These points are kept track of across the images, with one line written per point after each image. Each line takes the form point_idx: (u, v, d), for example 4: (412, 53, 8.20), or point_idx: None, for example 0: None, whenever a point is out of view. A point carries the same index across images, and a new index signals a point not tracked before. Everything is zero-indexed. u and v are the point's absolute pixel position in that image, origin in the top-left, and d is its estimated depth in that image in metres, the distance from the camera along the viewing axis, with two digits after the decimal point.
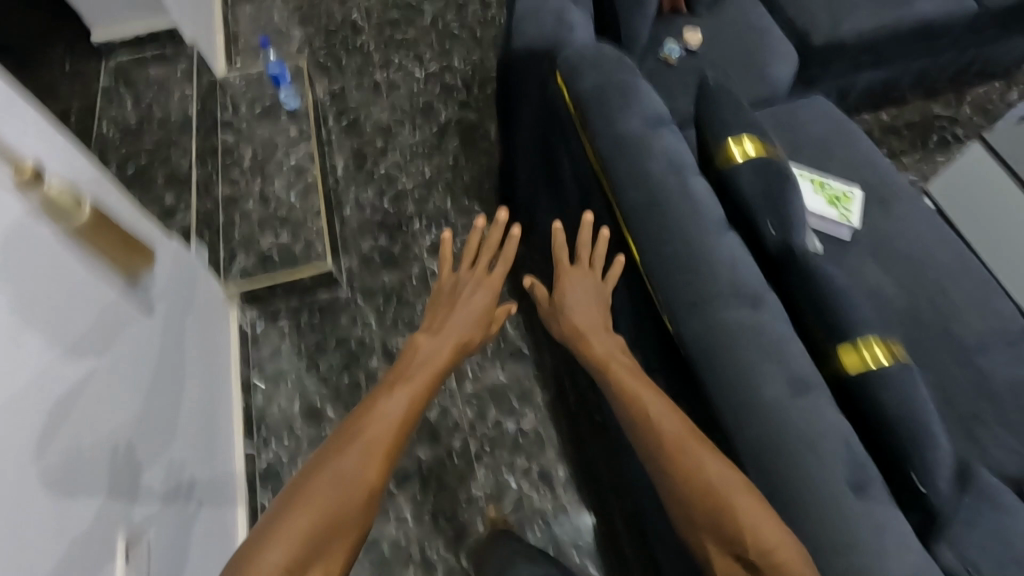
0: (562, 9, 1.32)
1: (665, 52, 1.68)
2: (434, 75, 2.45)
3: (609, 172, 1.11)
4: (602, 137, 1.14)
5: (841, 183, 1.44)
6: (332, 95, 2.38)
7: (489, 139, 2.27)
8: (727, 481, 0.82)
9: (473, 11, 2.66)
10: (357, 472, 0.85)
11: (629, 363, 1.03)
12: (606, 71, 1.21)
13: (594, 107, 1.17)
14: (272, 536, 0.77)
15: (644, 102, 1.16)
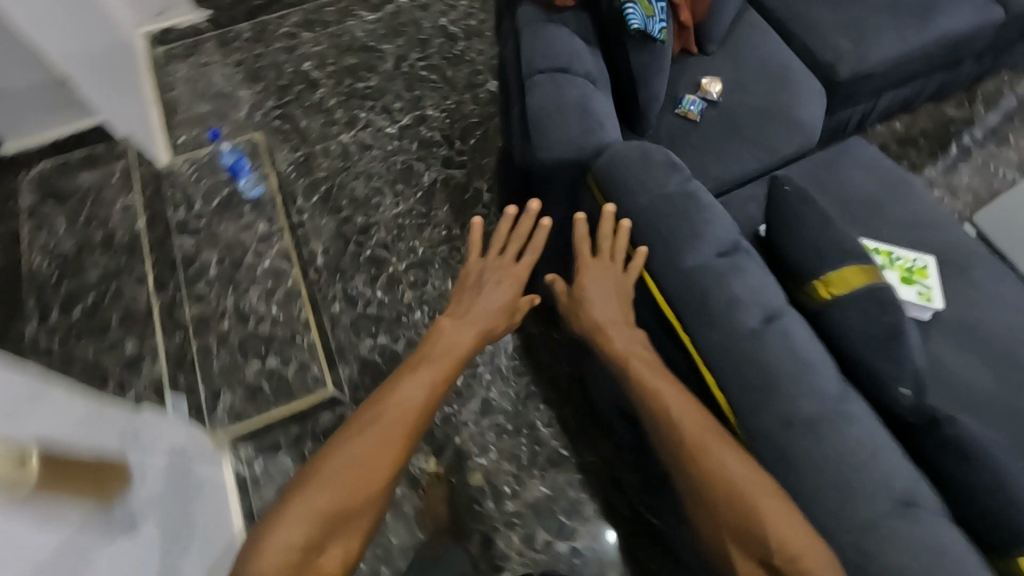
0: (587, 93, 1.11)
1: (684, 107, 1.47)
2: (407, 128, 2.19)
3: (681, 315, 0.94)
4: (665, 271, 0.96)
5: (909, 251, 1.29)
6: (296, 165, 2.08)
7: (482, 199, 2.03)
8: (750, 479, 0.80)
9: (440, 46, 2.39)
10: (370, 450, 0.90)
11: (649, 358, 0.93)
12: (653, 178, 1.02)
13: (653, 242, 0.97)
14: (272, 530, 0.80)
15: (707, 218, 0.98)
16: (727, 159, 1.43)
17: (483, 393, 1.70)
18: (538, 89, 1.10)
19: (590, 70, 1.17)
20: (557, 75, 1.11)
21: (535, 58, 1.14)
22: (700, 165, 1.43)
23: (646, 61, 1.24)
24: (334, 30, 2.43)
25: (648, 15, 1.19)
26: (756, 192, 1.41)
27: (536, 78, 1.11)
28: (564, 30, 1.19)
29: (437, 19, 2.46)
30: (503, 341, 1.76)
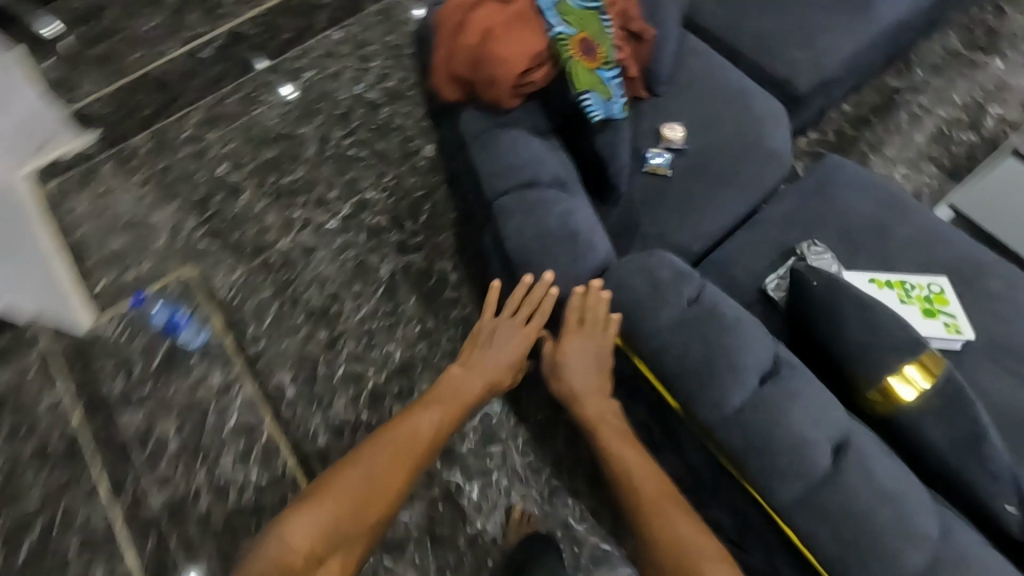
0: (566, 207, 1.00)
1: (652, 163, 1.35)
2: (350, 218, 2.01)
3: (748, 469, 0.83)
4: (718, 421, 0.84)
5: (921, 276, 1.21)
6: (239, 288, 1.88)
7: (449, 281, 1.88)
8: (676, 523, 1.00)
9: (363, 117, 2.20)
10: (388, 466, 1.18)
11: (619, 425, 1.14)
12: (666, 305, 0.90)
13: (691, 386, 0.85)
14: (304, 509, 1.09)
15: (740, 342, 0.87)
16: (711, 212, 1.33)
17: (504, 500, 1.58)
18: (510, 217, 0.99)
19: (558, 172, 1.04)
20: (528, 195, 1.00)
21: (497, 177, 1.02)
22: (687, 224, 1.31)
23: (608, 143, 1.14)
24: (242, 122, 2.17)
25: (606, 100, 1.05)
26: (752, 240, 1.30)
27: (504, 202, 1.00)
28: (520, 132, 1.05)
29: (352, 86, 2.25)
30: (511, 437, 1.63)
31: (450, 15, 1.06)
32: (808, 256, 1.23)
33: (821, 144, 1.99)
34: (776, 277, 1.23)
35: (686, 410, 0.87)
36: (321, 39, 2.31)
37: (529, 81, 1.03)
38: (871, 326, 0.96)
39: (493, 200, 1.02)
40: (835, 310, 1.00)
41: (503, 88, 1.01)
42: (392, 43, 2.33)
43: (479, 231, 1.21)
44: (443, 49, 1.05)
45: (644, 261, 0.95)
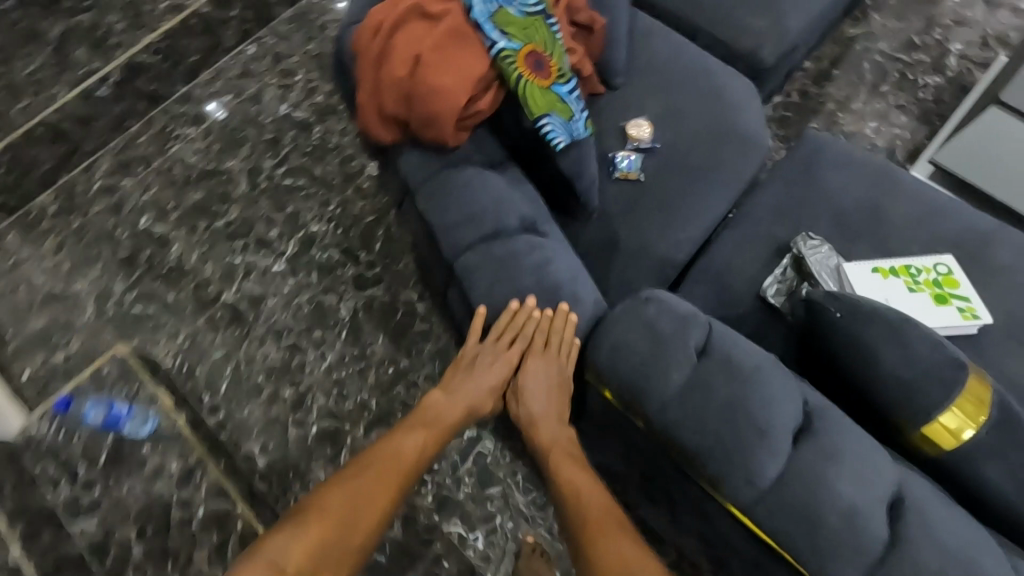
0: (539, 258, 0.90)
1: (622, 168, 1.22)
2: (297, 256, 1.82)
3: (793, 551, 0.69)
4: (755, 498, 0.70)
5: (926, 256, 1.12)
6: (187, 354, 1.71)
7: (416, 312, 1.73)
8: (618, 548, 0.88)
9: (294, 141, 1.99)
10: (368, 491, 0.98)
11: (573, 453, 1.03)
12: (674, 364, 0.75)
13: (712, 454, 0.72)
14: (274, 540, 0.88)
15: (767, 398, 0.73)
16: (691, 216, 1.21)
17: (512, 545, 1.46)
18: (478, 277, 0.89)
19: (526, 213, 0.92)
20: (495, 249, 0.89)
21: (456, 230, 0.89)
22: (668, 232, 1.19)
23: (574, 161, 1.00)
24: (159, 164, 1.94)
25: (567, 121, 0.94)
26: (738, 239, 1.19)
27: (469, 260, 0.89)
28: (476, 169, 0.92)
29: (277, 107, 2.04)
30: (510, 475, 1.51)
31: (369, 45, 0.91)
32: (806, 253, 1.11)
33: (789, 107, 1.88)
34: (773, 280, 1.13)
35: (716, 489, 0.72)
36: (234, 59, 2.08)
37: (474, 110, 0.90)
38: (880, 354, 0.83)
39: (455, 257, 0.90)
40: (842, 339, 0.87)
41: (446, 121, 0.87)
42: (314, 53, 2.11)
43: (443, 280, 1.06)
44: (367, 85, 0.90)
45: (638, 312, 0.80)
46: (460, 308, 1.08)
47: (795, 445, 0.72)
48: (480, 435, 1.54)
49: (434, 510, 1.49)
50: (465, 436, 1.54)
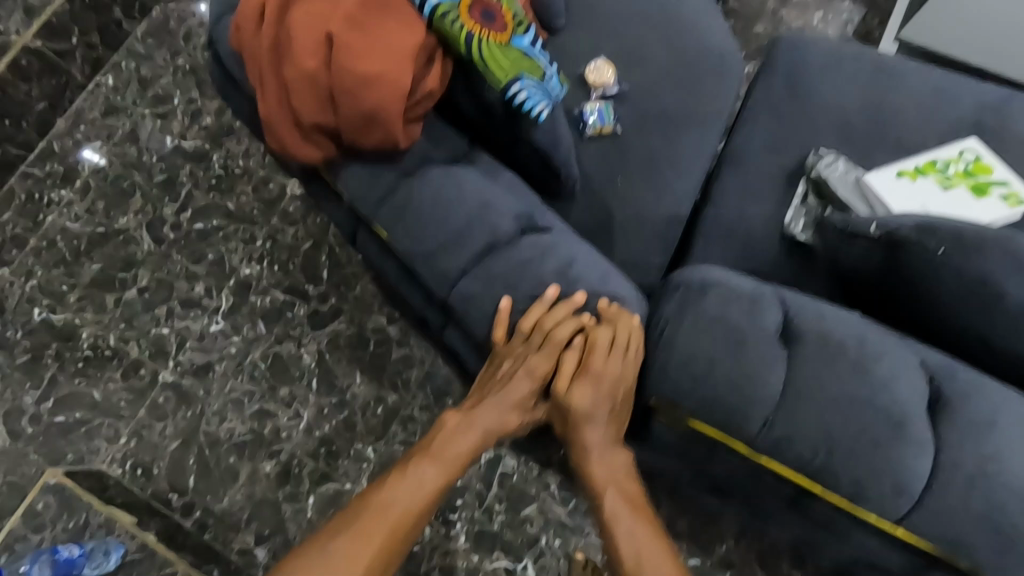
0: (553, 264, 0.74)
1: (594, 123, 1.02)
2: (235, 307, 1.56)
3: (971, 557, 0.58)
4: (913, 505, 0.59)
5: (947, 146, 1.00)
6: (137, 456, 1.44)
7: (390, 338, 1.50)
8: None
9: (193, 177, 1.69)
10: (351, 564, 0.69)
11: (629, 489, 0.79)
12: (768, 364, 0.61)
13: (829, 460, 0.59)
14: None
15: (889, 378, 0.61)
16: (686, 160, 1.04)
17: (565, 563, 1.30)
18: (486, 306, 0.73)
19: (520, 211, 0.75)
20: (498, 267, 0.72)
21: (445, 255, 0.71)
22: (665, 187, 1.02)
23: (550, 132, 0.81)
24: (37, 242, 1.62)
25: (541, 80, 0.77)
26: (746, 175, 1.03)
27: (470, 289, 0.72)
28: (448, 172, 0.74)
29: (162, 142, 1.74)
30: (543, 489, 1.34)
31: (260, 41, 0.70)
32: (827, 176, 0.97)
33: (732, 15, 1.71)
34: (795, 212, 0.98)
35: (864, 508, 0.60)
36: (92, 97, 1.77)
37: (425, 91, 0.71)
38: (973, 294, 0.77)
39: (452, 287, 0.72)
40: (930, 276, 0.79)
41: (388, 112, 0.67)
42: (187, 70, 1.81)
43: (432, 312, 0.86)
44: (275, 93, 0.69)
45: (698, 307, 0.65)
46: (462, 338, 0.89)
47: (935, 426, 0.61)
48: (499, 454, 1.36)
49: (471, 550, 1.31)
50: (483, 461, 1.36)
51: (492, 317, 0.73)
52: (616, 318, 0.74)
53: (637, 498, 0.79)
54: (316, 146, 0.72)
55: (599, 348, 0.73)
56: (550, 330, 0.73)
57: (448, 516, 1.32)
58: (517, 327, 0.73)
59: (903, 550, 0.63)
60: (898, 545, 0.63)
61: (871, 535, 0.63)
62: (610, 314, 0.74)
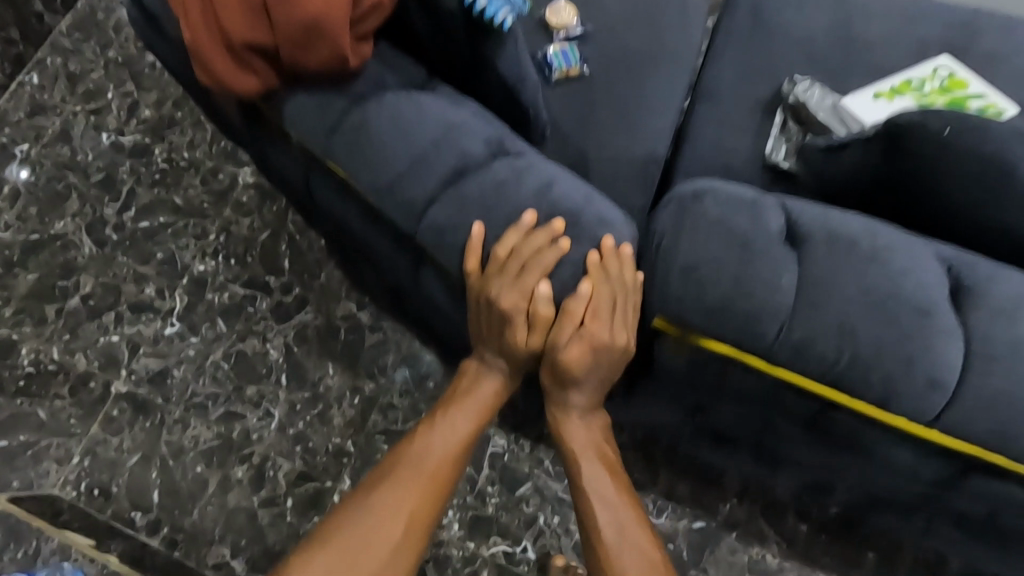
0: (532, 183, 0.69)
1: (560, 66, 0.97)
2: (191, 306, 1.45)
3: (1010, 447, 0.55)
4: (948, 399, 0.55)
5: (917, 65, 0.98)
6: (94, 475, 1.32)
7: (362, 325, 1.41)
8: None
9: (135, 174, 1.57)
10: (392, 510, 0.79)
11: (604, 448, 0.85)
12: (779, 266, 0.57)
13: (852, 360, 0.55)
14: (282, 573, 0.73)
15: (908, 266, 0.56)
16: (659, 97, 0.99)
17: (566, 541, 1.22)
18: (458, 235, 0.68)
19: (489, 135, 0.71)
20: (473, 191, 0.68)
21: (408, 183, 0.67)
22: (638, 124, 0.97)
23: (514, 60, 0.75)
24: None
25: None
26: (721, 108, 0.98)
27: (439, 216, 0.67)
28: (407, 100, 0.70)
29: (97, 139, 1.61)
30: (537, 466, 1.26)
31: None
32: (806, 100, 0.94)
33: None
34: (775, 141, 0.94)
35: (892, 410, 0.55)
36: (17, 97, 1.65)
37: (369, 5, 0.67)
38: (996, 180, 0.67)
39: (420, 216, 0.68)
40: (940, 168, 0.69)
41: (331, 18, 0.63)
42: (120, 62, 1.68)
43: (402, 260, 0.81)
44: (204, 22, 0.65)
45: (695, 214, 0.59)
46: (440, 288, 0.83)
47: (963, 312, 0.56)
48: (488, 434, 1.28)
49: (466, 538, 1.22)
50: None
51: (462, 247, 0.68)
52: (617, 269, 0.67)
53: (612, 456, 0.85)
54: (253, 71, 0.67)
55: (598, 307, 0.69)
56: (527, 260, 0.67)
57: None
58: (495, 251, 0.67)
59: (934, 455, 0.59)
60: (926, 450, 0.59)
61: (899, 443, 0.59)
62: (612, 262, 0.67)
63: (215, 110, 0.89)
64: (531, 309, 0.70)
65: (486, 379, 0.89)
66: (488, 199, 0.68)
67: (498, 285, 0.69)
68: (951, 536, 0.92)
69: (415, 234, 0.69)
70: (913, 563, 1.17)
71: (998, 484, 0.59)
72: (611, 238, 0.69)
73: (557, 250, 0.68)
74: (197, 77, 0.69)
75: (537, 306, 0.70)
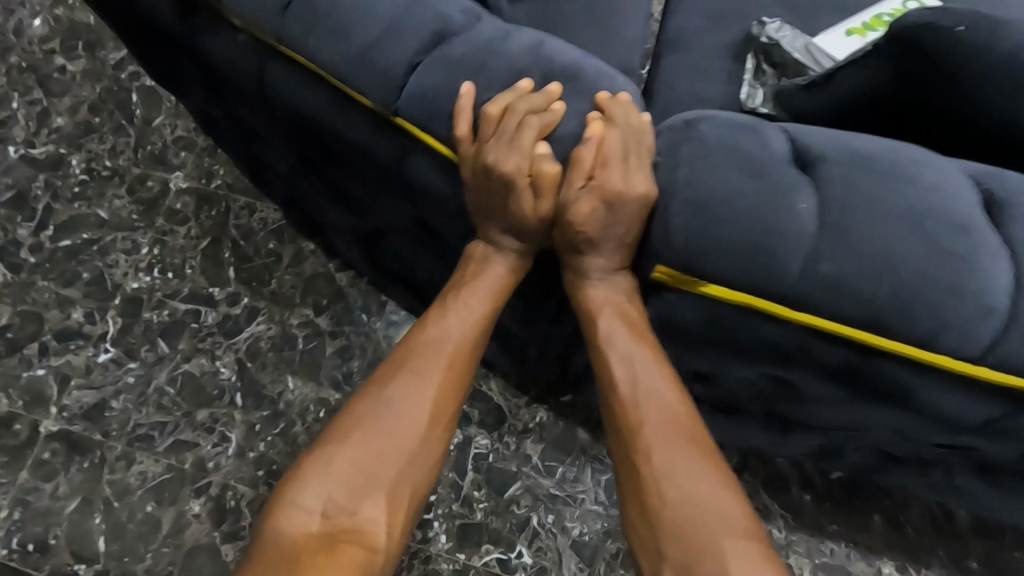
0: (520, 41, 0.65)
1: None
2: (127, 327, 1.30)
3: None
4: (998, 325, 0.50)
5: (884, 2, 0.94)
6: (26, 528, 1.16)
7: (322, 330, 1.30)
8: (669, 460, 0.63)
9: (51, 188, 1.41)
10: (411, 396, 0.69)
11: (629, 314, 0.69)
12: (794, 189, 0.52)
13: (888, 295, 0.50)
14: (300, 470, 0.63)
15: (934, 182, 0.52)
16: (624, 7, 0.96)
17: (563, 541, 1.12)
18: (446, 101, 0.63)
19: (465, 6, 0.67)
20: (456, 51, 0.63)
21: (380, 48, 0.62)
22: (607, 34, 0.94)
23: None
24: None
25: None
26: (690, 58, 0.92)
27: (423, 82, 0.63)
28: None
29: (4, 152, 1.44)
30: (524, 463, 1.17)
31: None
32: (779, 39, 0.88)
33: None
34: (751, 87, 0.88)
35: (938, 347, 0.51)
36: None
37: None
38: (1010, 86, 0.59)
39: (400, 86, 0.63)
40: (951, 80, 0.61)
41: None
42: (24, 68, 1.52)
43: (380, 155, 0.69)
44: None
45: (693, 145, 0.55)
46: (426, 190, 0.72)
47: (1000, 229, 0.52)
48: (469, 434, 1.19)
49: (456, 550, 1.11)
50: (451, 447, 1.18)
51: (452, 111, 0.63)
52: (623, 115, 0.63)
53: (635, 317, 0.69)
54: None
55: (609, 154, 0.63)
56: (521, 122, 0.62)
57: (423, 516, 1.13)
58: (485, 110, 0.62)
59: (983, 395, 0.54)
60: (971, 392, 0.54)
61: (942, 385, 0.54)
62: (617, 110, 0.63)
63: (156, 44, 0.86)
64: (534, 173, 0.65)
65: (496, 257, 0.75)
66: (481, 52, 0.63)
67: (496, 149, 0.64)
68: (970, 488, 0.88)
69: (396, 108, 0.64)
70: (922, 522, 1.13)
71: None
72: (611, 93, 0.64)
73: (550, 106, 0.63)
74: None
75: (539, 168, 0.65)
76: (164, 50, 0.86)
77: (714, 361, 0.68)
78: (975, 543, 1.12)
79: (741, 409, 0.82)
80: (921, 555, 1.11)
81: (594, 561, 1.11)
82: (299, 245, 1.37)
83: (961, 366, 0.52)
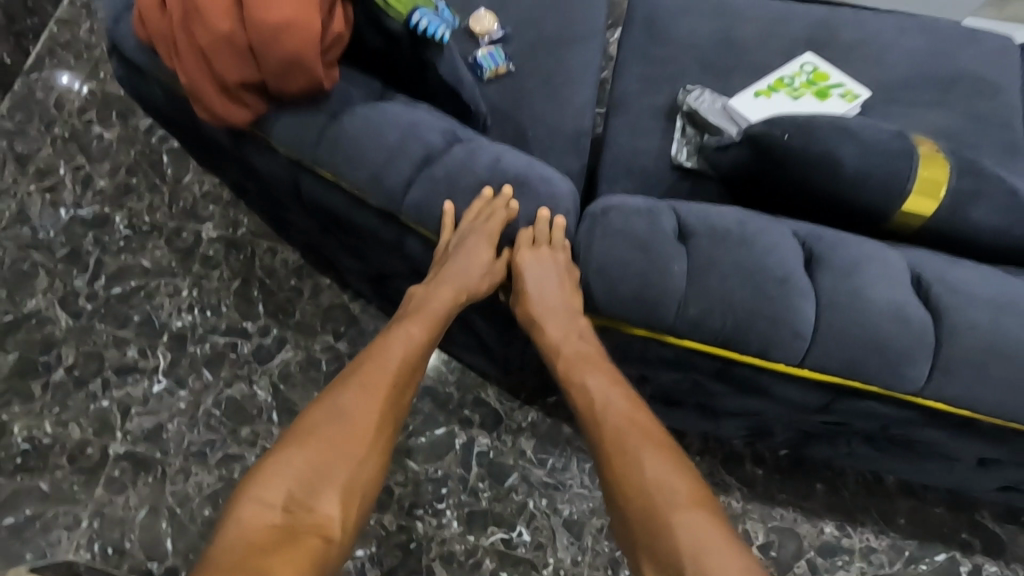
0: (484, 159, 0.87)
1: (489, 66, 1.14)
2: (175, 361, 1.52)
3: (864, 373, 0.74)
4: (809, 344, 0.74)
5: (787, 63, 1.15)
6: (105, 534, 1.38)
7: (341, 354, 1.52)
8: (634, 463, 0.78)
9: (99, 243, 1.63)
10: (360, 405, 0.85)
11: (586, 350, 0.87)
12: (670, 257, 0.76)
13: (736, 326, 0.74)
14: (265, 473, 0.78)
15: (767, 246, 0.76)
16: (578, 82, 1.16)
17: (556, 519, 1.34)
18: (433, 208, 0.86)
19: (444, 128, 0.89)
20: (439, 171, 0.86)
21: (387, 172, 0.84)
22: (563, 106, 1.14)
23: (450, 65, 0.93)
24: None
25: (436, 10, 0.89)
26: (631, 120, 1.13)
27: (419, 196, 0.85)
28: (372, 107, 0.88)
29: (56, 214, 1.67)
30: (520, 457, 1.39)
31: (173, 26, 0.81)
32: (698, 107, 1.09)
33: None
34: (678, 145, 1.09)
35: (772, 357, 0.75)
36: None
37: (332, 36, 0.82)
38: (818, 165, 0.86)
39: (401, 199, 0.85)
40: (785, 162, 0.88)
41: (305, 54, 0.78)
42: (67, 138, 1.74)
43: (388, 235, 0.92)
44: (196, 69, 0.81)
45: (604, 225, 0.80)
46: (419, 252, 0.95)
47: (813, 277, 0.76)
48: (471, 436, 1.40)
49: (466, 532, 1.33)
50: (457, 447, 1.40)
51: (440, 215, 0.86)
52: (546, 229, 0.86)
53: (590, 351, 0.88)
54: (246, 105, 0.84)
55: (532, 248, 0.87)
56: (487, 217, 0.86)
57: (437, 506, 1.35)
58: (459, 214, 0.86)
59: (813, 386, 0.78)
60: (806, 383, 0.78)
61: (785, 380, 0.78)
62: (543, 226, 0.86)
63: (200, 143, 1.07)
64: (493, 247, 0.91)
65: (435, 292, 0.94)
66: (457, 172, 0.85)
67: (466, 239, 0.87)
68: (868, 456, 1.10)
69: (400, 212, 0.86)
70: (855, 486, 1.35)
71: (858, 400, 0.79)
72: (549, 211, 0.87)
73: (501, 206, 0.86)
74: (199, 115, 0.86)
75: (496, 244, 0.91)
76: (212, 151, 1.08)
77: (641, 365, 0.91)
78: (901, 501, 1.34)
79: (681, 402, 1.04)
80: (856, 513, 1.33)
81: (582, 535, 1.33)
82: (316, 281, 1.60)
83: (789, 367, 0.76)
